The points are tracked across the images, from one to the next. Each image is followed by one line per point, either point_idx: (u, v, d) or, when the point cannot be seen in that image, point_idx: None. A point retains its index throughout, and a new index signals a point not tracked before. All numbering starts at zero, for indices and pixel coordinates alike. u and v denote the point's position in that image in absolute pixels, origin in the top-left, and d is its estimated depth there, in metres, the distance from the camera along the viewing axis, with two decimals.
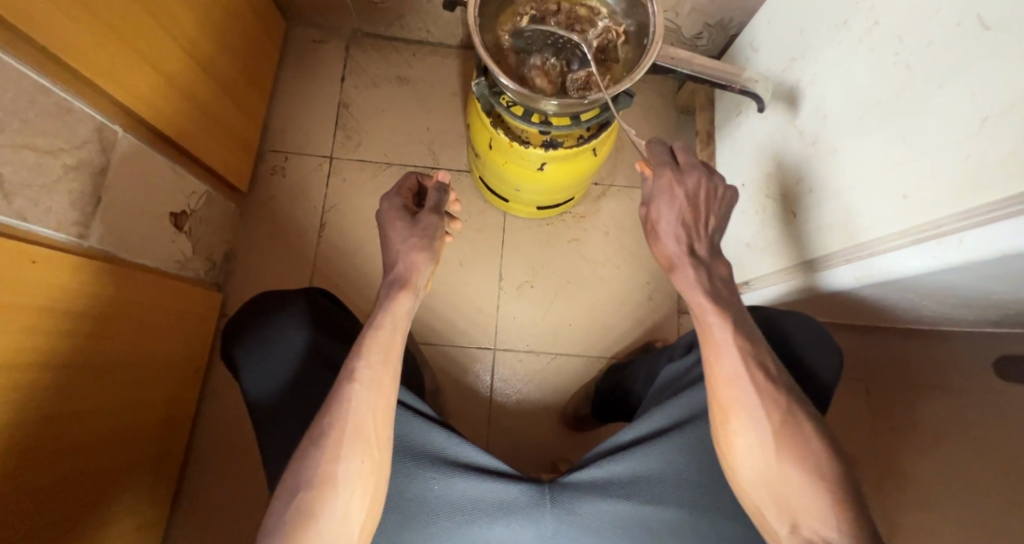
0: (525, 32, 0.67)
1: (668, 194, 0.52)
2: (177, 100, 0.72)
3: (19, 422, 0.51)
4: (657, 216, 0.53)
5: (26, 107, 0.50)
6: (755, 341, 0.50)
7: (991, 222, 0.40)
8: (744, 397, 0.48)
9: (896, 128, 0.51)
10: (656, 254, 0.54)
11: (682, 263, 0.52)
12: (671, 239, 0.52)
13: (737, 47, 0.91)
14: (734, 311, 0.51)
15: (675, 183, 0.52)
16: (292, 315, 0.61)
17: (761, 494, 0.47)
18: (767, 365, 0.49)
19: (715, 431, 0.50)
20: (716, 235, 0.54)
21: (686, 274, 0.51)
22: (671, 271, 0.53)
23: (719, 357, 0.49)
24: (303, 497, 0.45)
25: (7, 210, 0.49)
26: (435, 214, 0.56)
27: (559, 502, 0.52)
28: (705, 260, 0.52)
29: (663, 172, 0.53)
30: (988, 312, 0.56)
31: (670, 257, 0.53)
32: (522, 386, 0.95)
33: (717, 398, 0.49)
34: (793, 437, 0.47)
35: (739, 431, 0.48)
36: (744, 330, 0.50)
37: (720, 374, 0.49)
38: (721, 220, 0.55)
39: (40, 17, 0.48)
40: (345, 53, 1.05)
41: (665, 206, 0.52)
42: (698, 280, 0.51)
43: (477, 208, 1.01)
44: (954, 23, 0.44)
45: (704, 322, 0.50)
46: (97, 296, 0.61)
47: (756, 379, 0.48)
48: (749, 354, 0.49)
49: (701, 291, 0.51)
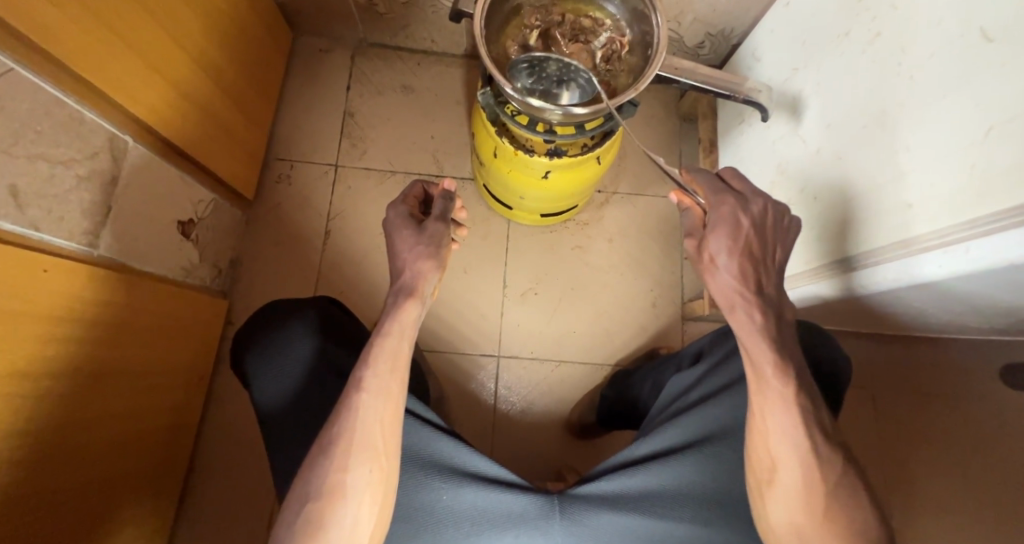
0: (520, 63, 0.65)
1: (731, 223, 0.49)
2: (186, 109, 0.73)
3: (30, 430, 0.51)
4: (716, 249, 0.50)
5: (40, 118, 0.51)
6: (811, 395, 0.48)
7: (1000, 231, 0.40)
8: (793, 452, 0.47)
9: (902, 137, 0.52)
10: (712, 290, 0.51)
11: (747, 304, 0.48)
12: (733, 273, 0.49)
13: (740, 57, 0.92)
14: (795, 363, 0.48)
15: (739, 211, 0.50)
16: (301, 326, 0.61)
17: (787, 534, 0.47)
18: (822, 421, 0.48)
19: (753, 474, 0.49)
20: (779, 269, 0.52)
21: (750, 316, 0.48)
22: (730, 312, 0.49)
23: (772, 410, 0.47)
24: (313, 506, 0.45)
25: (20, 220, 0.50)
26: (441, 222, 0.57)
27: (566, 513, 0.52)
28: (773, 300, 0.50)
29: (725, 200, 0.51)
30: (994, 320, 0.56)
31: (732, 297, 0.49)
32: (527, 394, 0.95)
33: (767, 449, 0.48)
34: (803, 449, 0.47)
35: (781, 479, 0.47)
36: (803, 386, 0.48)
37: (770, 426, 0.47)
38: (784, 252, 0.53)
39: (54, 31, 0.49)
40: (351, 62, 1.06)
41: (727, 237, 0.49)
42: (763, 325, 0.48)
43: (481, 216, 1.01)
44: (955, 35, 0.45)
45: (761, 372, 0.48)
46: (106, 304, 0.62)
47: (809, 436, 0.47)
48: (804, 411, 0.47)
49: (764, 337, 0.48)
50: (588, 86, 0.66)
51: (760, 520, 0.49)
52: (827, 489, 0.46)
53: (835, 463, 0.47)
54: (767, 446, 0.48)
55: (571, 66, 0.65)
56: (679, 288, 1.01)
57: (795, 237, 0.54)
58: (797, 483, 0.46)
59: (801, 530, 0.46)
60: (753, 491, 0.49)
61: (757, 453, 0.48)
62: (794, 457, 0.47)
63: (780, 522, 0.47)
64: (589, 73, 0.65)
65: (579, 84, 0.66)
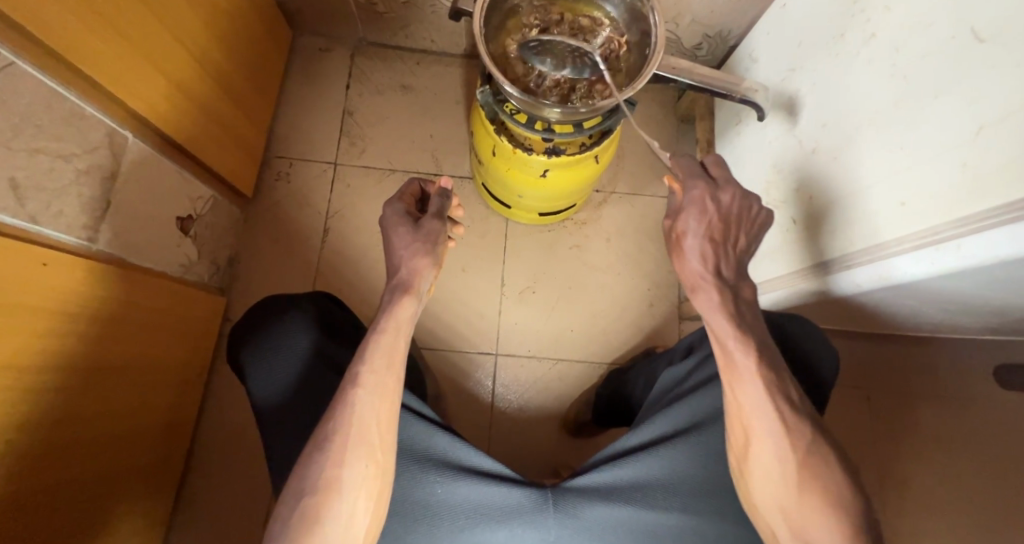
0: (530, 42, 0.67)
1: (699, 208, 0.51)
2: (186, 106, 0.73)
3: (27, 424, 0.51)
4: (684, 228, 0.52)
5: (41, 113, 0.51)
6: (777, 368, 0.49)
7: (991, 227, 0.41)
8: (765, 424, 0.47)
9: (896, 136, 0.52)
10: (679, 272, 0.53)
11: (706, 286, 0.51)
12: (697, 255, 0.51)
13: (737, 58, 0.92)
14: (758, 338, 0.50)
15: (709, 195, 0.52)
16: (298, 318, 0.61)
17: (777, 517, 0.47)
18: (790, 394, 0.48)
19: (735, 452, 0.50)
20: (742, 256, 0.54)
21: (710, 297, 0.50)
22: (693, 293, 0.52)
23: (741, 385, 0.48)
24: (308, 501, 0.45)
25: (19, 213, 0.50)
26: (437, 220, 0.57)
27: (561, 506, 0.52)
28: (732, 283, 0.52)
29: (697, 184, 0.52)
30: (989, 319, 0.57)
31: (695, 279, 0.51)
32: (523, 392, 0.95)
33: (740, 423, 0.49)
34: (783, 426, 0.47)
35: (758, 454, 0.48)
36: (768, 359, 0.49)
37: (740, 402, 0.48)
38: (750, 239, 0.54)
39: (59, 29, 0.50)
40: (350, 61, 1.07)
41: (694, 218, 0.51)
42: (723, 303, 0.50)
43: (479, 215, 1.02)
44: (948, 36, 0.46)
45: (726, 348, 0.49)
46: (105, 300, 0.62)
47: (779, 409, 0.47)
48: (774, 384, 0.48)
49: (724, 315, 0.49)
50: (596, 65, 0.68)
51: (750, 506, 0.49)
52: (825, 487, 0.46)
53: (830, 458, 0.47)
54: (760, 449, 0.48)
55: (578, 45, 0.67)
56: (676, 287, 1.01)
57: (764, 226, 0.56)
58: (791, 480, 0.46)
59: (795, 522, 0.46)
60: (737, 473, 0.50)
61: (749, 460, 0.48)
62: (788, 454, 0.47)
63: (771, 523, 0.47)
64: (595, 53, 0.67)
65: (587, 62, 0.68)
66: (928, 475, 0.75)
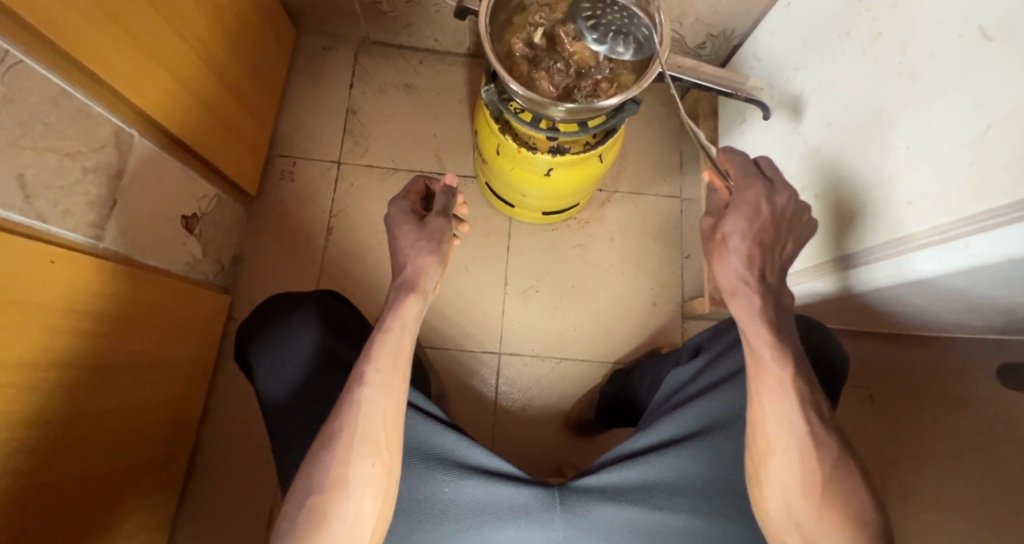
0: (585, 5, 0.65)
1: (751, 208, 0.49)
2: (192, 105, 0.74)
3: (35, 423, 0.51)
4: (731, 229, 0.49)
5: (49, 110, 0.51)
6: (808, 379, 0.49)
7: (999, 226, 0.41)
8: (791, 436, 0.47)
9: (902, 135, 0.52)
10: (718, 274, 0.51)
11: (749, 291, 0.48)
12: (742, 258, 0.49)
13: (741, 57, 0.92)
14: (792, 346, 0.49)
15: (763, 197, 0.49)
16: (304, 317, 0.61)
17: (788, 526, 0.48)
18: (818, 405, 0.49)
19: (754, 453, 0.49)
20: (786, 262, 0.52)
21: (751, 302, 0.48)
22: (731, 296, 0.49)
23: (769, 394, 0.48)
24: (315, 499, 0.46)
25: (27, 211, 0.50)
26: (442, 218, 0.57)
27: (567, 506, 0.52)
28: (774, 288, 0.50)
29: (752, 184, 0.50)
30: (992, 319, 0.57)
31: (736, 282, 0.49)
32: (527, 391, 0.95)
33: (763, 432, 0.49)
34: (811, 438, 0.47)
35: (778, 465, 0.48)
36: (801, 370, 0.49)
37: (767, 411, 0.48)
38: (794, 244, 0.52)
39: (67, 27, 0.50)
40: (354, 60, 1.07)
41: (744, 219, 0.49)
42: (763, 310, 0.48)
43: (483, 213, 1.02)
44: (954, 34, 0.46)
45: (759, 358, 0.49)
46: (112, 298, 0.62)
47: (809, 421, 0.48)
48: (805, 397, 0.48)
49: (764, 323, 0.48)
50: (645, 44, 0.64)
51: (760, 509, 0.50)
52: (832, 485, 0.46)
53: (837, 458, 0.47)
54: (774, 451, 0.48)
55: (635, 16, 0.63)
56: (679, 287, 1.01)
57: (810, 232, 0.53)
58: (797, 479, 0.47)
59: (803, 524, 0.47)
60: (751, 477, 0.50)
61: (761, 460, 0.49)
62: (793, 453, 0.47)
63: (777, 521, 0.48)
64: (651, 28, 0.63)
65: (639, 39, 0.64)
66: (930, 473, 0.75)
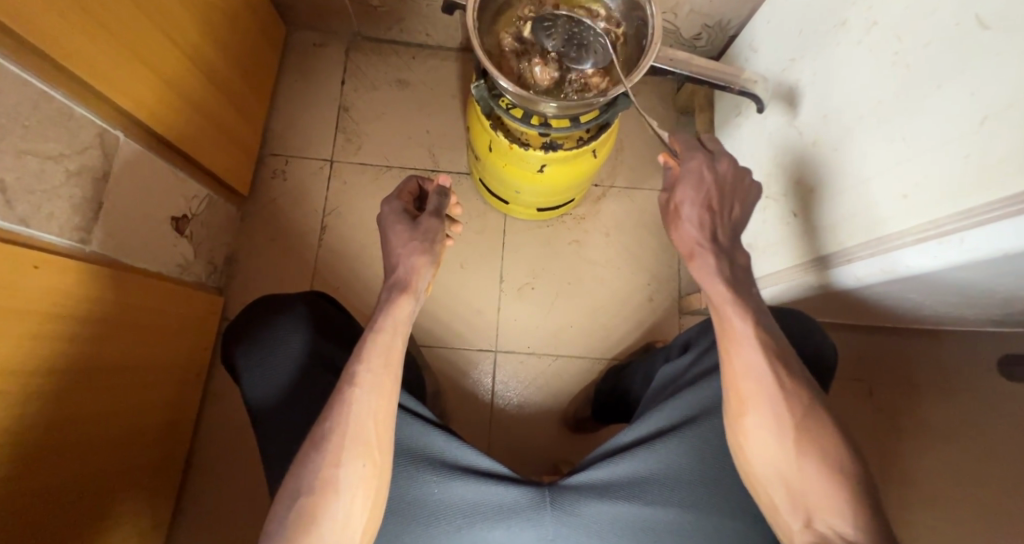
0: (545, 19, 0.67)
1: (696, 177, 0.53)
2: (178, 104, 0.72)
3: (22, 429, 0.51)
4: (681, 198, 0.53)
5: (28, 112, 0.50)
6: (773, 333, 0.51)
7: (1002, 218, 0.39)
8: (761, 389, 0.49)
9: (897, 128, 0.51)
10: (677, 241, 0.55)
11: (703, 252, 0.52)
12: (694, 224, 0.53)
13: (737, 48, 0.91)
14: (751, 301, 0.51)
15: (705, 165, 0.54)
16: (291, 319, 0.61)
17: (776, 487, 0.47)
18: (786, 359, 0.50)
19: (728, 421, 0.50)
20: (738, 223, 0.55)
21: (706, 261, 0.52)
22: (690, 259, 0.54)
23: (738, 349, 0.50)
24: (304, 501, 0.45)
25: (9, 216, 0.49)
26: (435, 218, 0.56)
27: (558, 504, 0.51)
28: (726, 248, 0.53)
29: (694, 155, 0.54)
30: (991, 311, 0.56)
31: (691, 245, 0.53)
32: (523, 388, 0.95)
33: (735, 389, 0.49)
34: (784, 402, 0.48)
35: (755, 423, 0.48)
36: (763, 323, 0.51)
37: (738, 365, 0.50)
38: (745, 208, 0.55)
39: (46, 29, 0.49)
40: (345, 55, 1.06)
41: (692, 188, 0.53)
42: (717, 267, 0.52)
43: (477, 210, 1.01)
44: (952, 23, 0.45)
45: (723, 314, 0.51)
46: (99, 302, 0.62)
47: (778, 376, 0.49)
48: (771, 348, 0.50)
49: (721, 280, 0.51)
50: (602, 53, 0.67)
51: (746, 471, 0.49)
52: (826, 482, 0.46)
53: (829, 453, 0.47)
54: (755, 419, 0.48)
55: (591, 29, 0.66)
56: (676, 281, 1.01)
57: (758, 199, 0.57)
58: (789, 463, 0.47)
59: (792, 485, 0.47)
60: (732, 445, 0.50)
61: (743, 431, 0.49)
62: (781, 429, 0.48)
63: (774, 498, 0.47)
64: (604, 40, 0.66)
65: (595, 49, 0.67)
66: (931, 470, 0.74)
